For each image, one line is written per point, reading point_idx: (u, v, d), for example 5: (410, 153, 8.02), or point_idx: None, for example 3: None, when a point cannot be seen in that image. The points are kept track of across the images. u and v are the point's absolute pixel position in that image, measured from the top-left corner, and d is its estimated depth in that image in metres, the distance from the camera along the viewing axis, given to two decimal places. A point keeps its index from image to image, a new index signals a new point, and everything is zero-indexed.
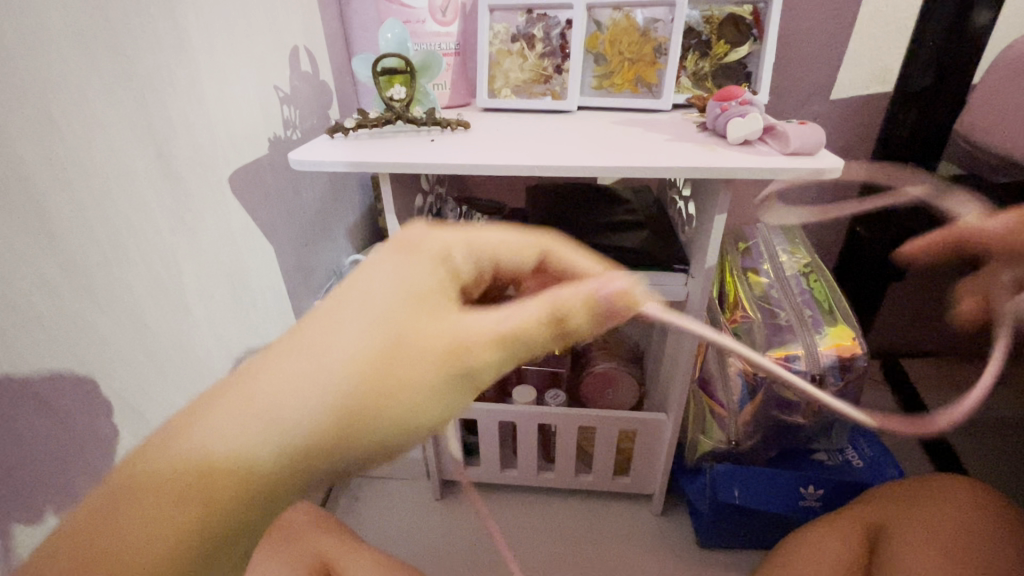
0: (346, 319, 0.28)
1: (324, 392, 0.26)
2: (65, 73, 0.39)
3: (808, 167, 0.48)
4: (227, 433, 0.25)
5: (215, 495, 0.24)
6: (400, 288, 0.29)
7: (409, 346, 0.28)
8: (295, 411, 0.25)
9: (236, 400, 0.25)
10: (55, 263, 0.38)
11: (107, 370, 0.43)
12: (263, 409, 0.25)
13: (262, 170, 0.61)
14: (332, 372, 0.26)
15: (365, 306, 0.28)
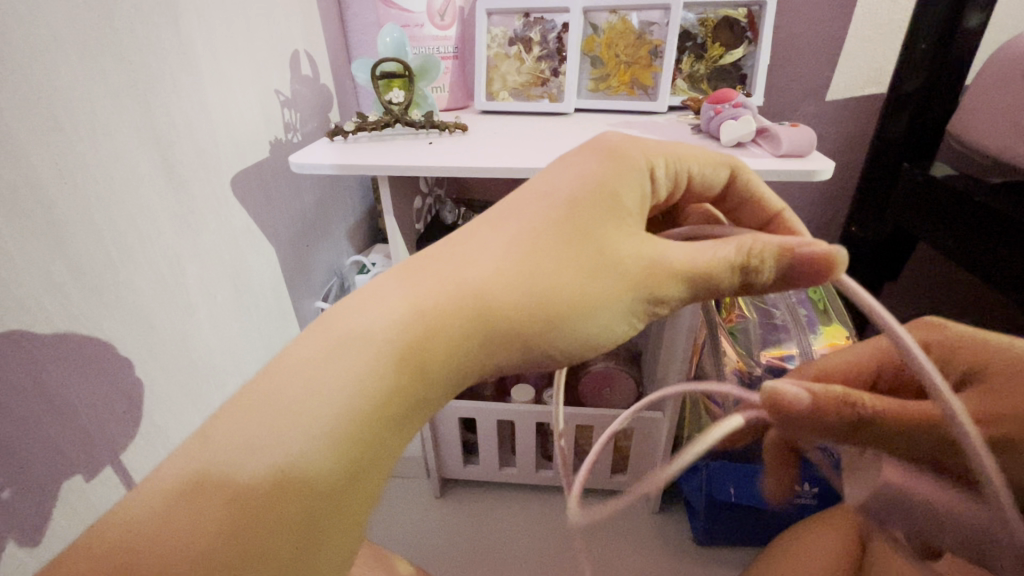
0: (538, 227, 0.31)
1: (520, 297, 0.30)
2: (72, 80, 0.40)
3: (799, 169, 0.49)
4: (432, 320, 0.29)
5: (400, 372, 0.28)
6: (596, 199, 0.31)
7: (603, 259, 0.31)
8: (493, 307, 0.30)
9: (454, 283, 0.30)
10: (63, 266, 0.39)
11: (113, 370, 0.44)
12: (471, 297, 0.30)
13: (263, 173, 0.62)
14: (531, 279, 0.30)
15: (569, 215, 0.31)
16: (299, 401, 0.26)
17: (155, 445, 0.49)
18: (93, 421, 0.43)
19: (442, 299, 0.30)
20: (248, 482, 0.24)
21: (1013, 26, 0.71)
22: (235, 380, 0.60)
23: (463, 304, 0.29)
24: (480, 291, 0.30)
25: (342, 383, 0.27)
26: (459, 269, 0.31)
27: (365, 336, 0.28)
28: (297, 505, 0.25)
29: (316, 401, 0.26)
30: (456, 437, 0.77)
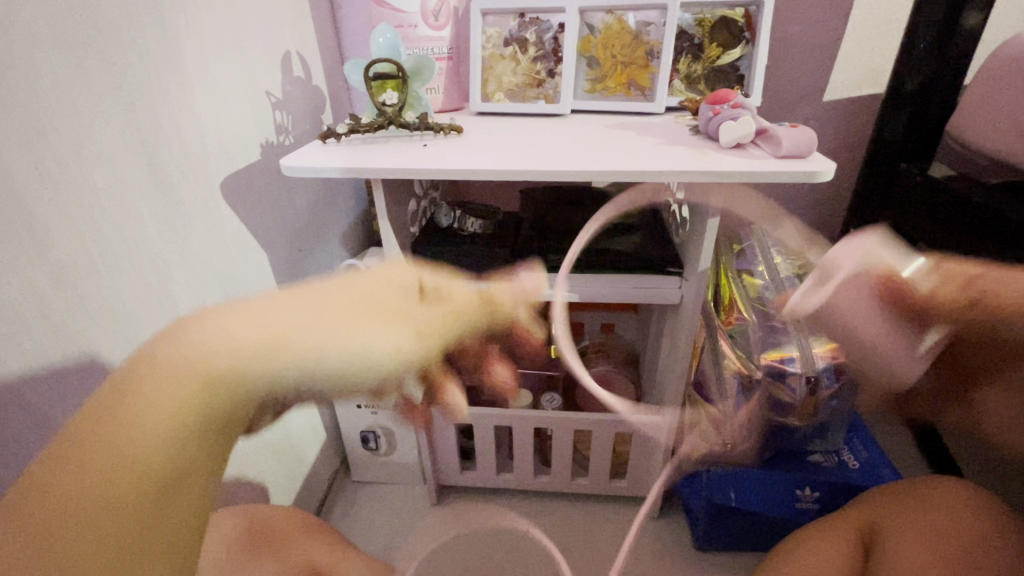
0: (300, 295, 0.35)
1: (304, 329, 0.32)
2: (53, 82, 0.38)
3: (801, 170, 0.48)
4: (210, 349, 0.29)
5: (201, 394, 0.28)
6: (352, 296, 0.36)
7: (369, 311, 0.35)
8: (280, 336, 0.31)
9: (224, 322, 0.31)
10: (44, 274, 0.38)
11: (96, 379, 0.43)
12: (269, 333, 0.31)
13: (254, 176, 0.61)
14: (309, 318, 0.32)
15: (322, 294, 0.35)
16: (123, 435, 0.26)
17: None
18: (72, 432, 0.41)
19: (237, 333, 0.30)
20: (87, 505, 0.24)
21: (1010, 25, 0.70)
22: None
23: (253, 342, 0.30)
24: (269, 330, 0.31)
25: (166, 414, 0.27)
26: (225, 319, 0.31)
27: (171, 366, 0.28)
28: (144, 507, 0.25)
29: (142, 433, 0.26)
30: (451, 442, 0.76)
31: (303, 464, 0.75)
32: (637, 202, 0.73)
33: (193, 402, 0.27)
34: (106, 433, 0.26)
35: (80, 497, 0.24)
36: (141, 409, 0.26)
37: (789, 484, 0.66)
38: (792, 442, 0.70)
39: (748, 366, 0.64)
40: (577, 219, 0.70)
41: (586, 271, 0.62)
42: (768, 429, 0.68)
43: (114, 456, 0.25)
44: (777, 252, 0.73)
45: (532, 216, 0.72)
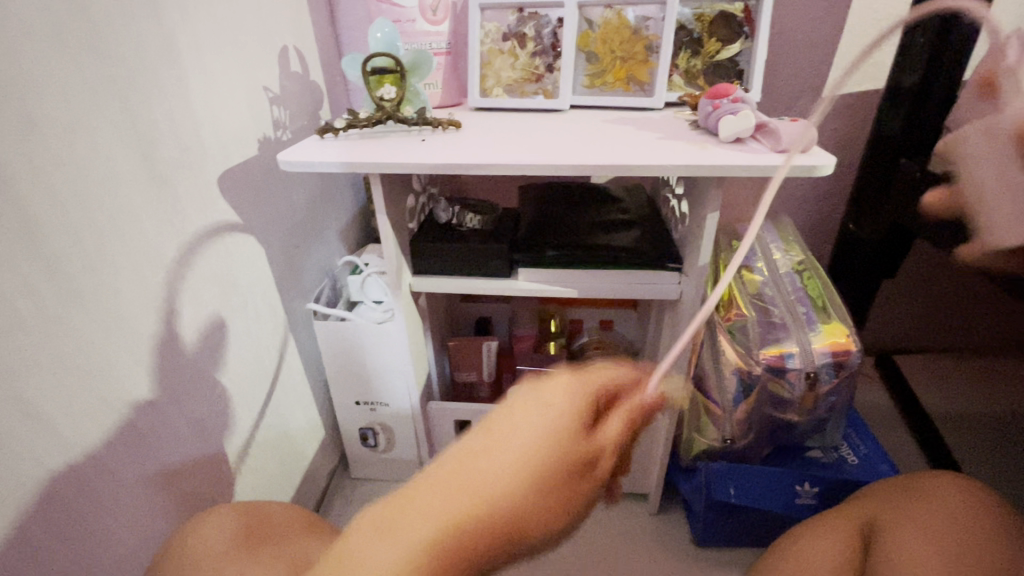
0: (517, 433, 0.42)
1: (507, 493, 0.39)
2: (47, 76, 0.38)
3: (800, 163, 0.48)
4: (436, 516, 0.38)
5: (431, 544, 0.38)
6: (543, 429, 0.42)
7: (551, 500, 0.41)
8: (482, 511, 0.39)
9: (467, 466, 0.40)
10: (38, 268, 0.38)
11: (94, 374, 0.42)
12: (472, 500, 0.39)
13: (251, 171, 0.60)
14: (514, 475, 0.40)
15: (520, 452, 0.41)
16: (459, 480, 0.40)
17: (144, 452, 0.47)
18: (74, 431, 0.41)
19: (456, 501, 0.39)
20: (417, 518, 0.39)
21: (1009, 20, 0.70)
22: (225, 385, 0.58)
23: (469, 503, 0.39)
24: (483, 494, 0.39)
25: (481, 467, 0.40)
26: (468, 468, 0.40)
27: (415, 504, 0.39)
28: (428, 542, 0.38)
29: (484, 502, 0.39)
30: (450, 439, 0.76)
31: (302, 462, 0.75)
32: (636, 198, 0.73)
33: (520, 478, 0.40)
34: (461, 470, 0.40)
35: (418, 504, 0.39)
36: (481, 461, 0.40)
37: (788, 480, 0.66)
38: (791, 437, 0.70)
39: (747, 362, 0.63)
40: (576, 215, 0.70)
41: (585, 266, 0.62)
42: (767, 425, 0.68)
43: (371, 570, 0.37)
44: (776, 248, 0.72)
45: (532, 211, 0.71)
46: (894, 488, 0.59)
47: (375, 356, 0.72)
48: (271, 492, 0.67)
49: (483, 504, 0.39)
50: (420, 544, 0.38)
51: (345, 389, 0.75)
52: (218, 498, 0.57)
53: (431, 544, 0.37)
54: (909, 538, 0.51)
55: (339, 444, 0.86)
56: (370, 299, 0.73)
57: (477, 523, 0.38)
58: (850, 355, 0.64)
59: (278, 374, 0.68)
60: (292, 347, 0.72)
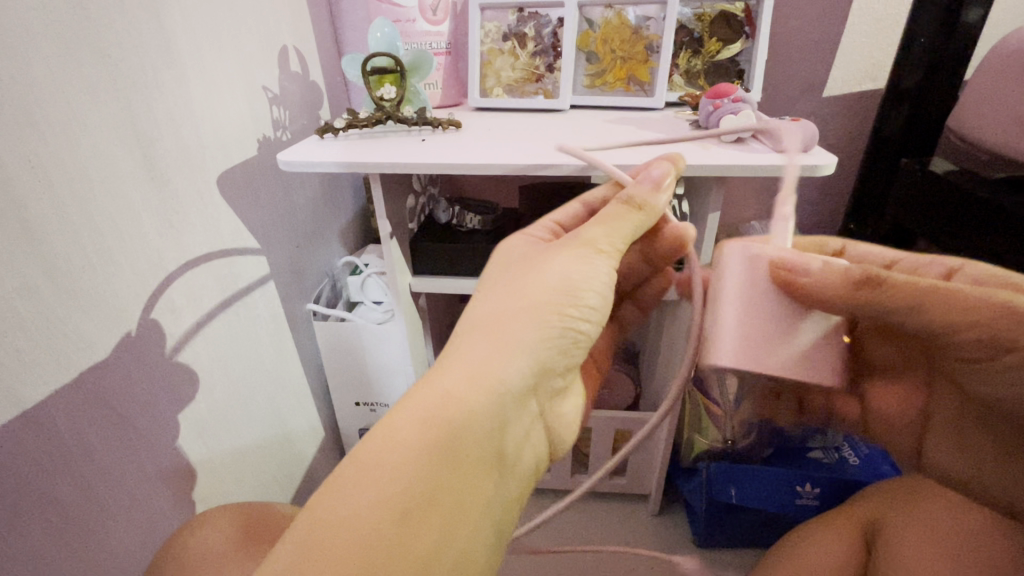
0: (494, 321, 0.34)
1: (493, 371, 0.32)
2: (47, 76, 0.38)
3: (801, 163, 0.48)
4: (400, 454, 0.29)
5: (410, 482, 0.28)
6: (526, 303, 0.35)
7: (534, 316, 0.34)
8: (463, 412, 0.31)
9: (432, 386, 0.32)
10: (36, 269, 0.37)
11: (92, 376, 0.42)
12: (446, 414, 0.30)
13: (251, 171, 0.60)
14: (509, 309, 0.35)
15: (501, 307, 0.35)
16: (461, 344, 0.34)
17: (143, 454, 0.47)
18: (74, 432, 0.41)
19: (426, 427, 0.30)
20: (433, 407, 0.31)
21: (1009, 20, 0.70)
22: (225, 385, 0.58)
23: (444, 425, 0.30)
24: (470, 384, 0.32)
25: (484, 322, 0.35)
26: (434, 386, 0.32)
27: (380, 443, 0.29)
28: (440, 420, 0.30)
29: (486, 385, 0.32)
30: None
31: (301, 464, 0.74)
32: None
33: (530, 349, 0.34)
34: (465, 344, 0.34)
35: (419, 399, 0.31)
36: (513, 324, 0.34)
37: (790, 480, 0.66)
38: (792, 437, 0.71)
39: None
40: None
41: None
42: (770, 425, 0.68)
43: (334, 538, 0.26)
44: None
45: (532, 212, 0.71)
46: (899, 487, 0.58)
47: (375, 357, 0.72)
48: (270, 493, 0.67)
49: (504, 372, 0.33)
50: (428, 423, 0.30)
51: (346, 390, 0.75)
52: (218, 499, 0.57)
53: (442, 414, 0.30)
54: (910, 541, 0.51)
55: (338, 445, 0.86)
56: (370, 299, 0.73)
57: (497, 393, 0.32)
58: None
59: (278, 375, 0.68)
60: (292, 347, 0.71)
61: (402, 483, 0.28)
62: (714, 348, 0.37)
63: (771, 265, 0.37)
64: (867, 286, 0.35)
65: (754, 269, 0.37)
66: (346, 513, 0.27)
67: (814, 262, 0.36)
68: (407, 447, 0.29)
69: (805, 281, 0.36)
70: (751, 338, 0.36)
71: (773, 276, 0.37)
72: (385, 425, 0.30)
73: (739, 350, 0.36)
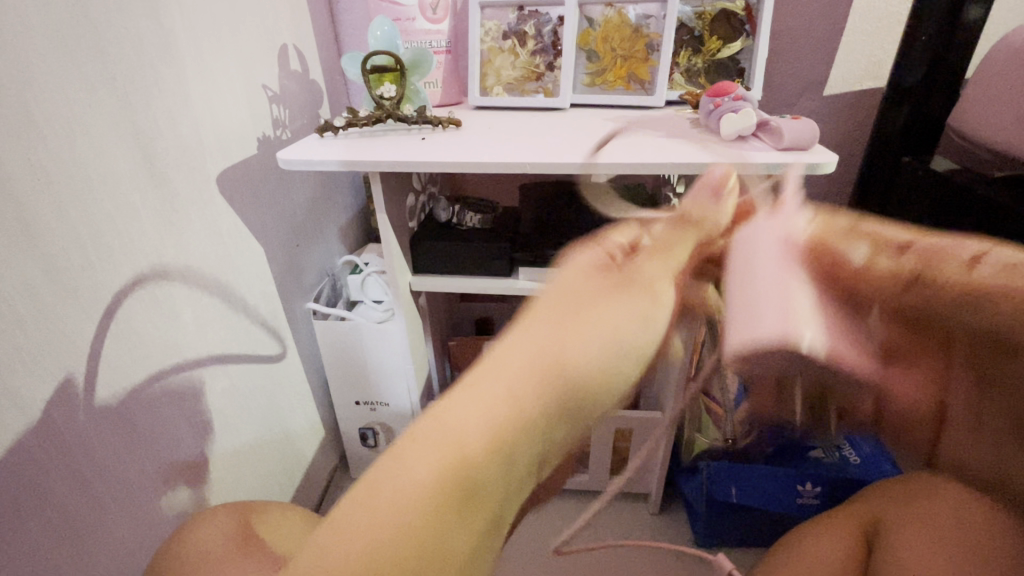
0: (558, 300, 0.28)
1: (566, 357, 0.25)
2: (46, 75, 0.38)
3: (802, 162, 0.48)
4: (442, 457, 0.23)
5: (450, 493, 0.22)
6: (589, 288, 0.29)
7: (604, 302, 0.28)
8: (529, 406, 0.24)
9: (489, 370, 0.25)
10: (36, 267, 0.37)
11: (92, 375, 0.42)
12: (511, 409, 0.24)
13: (251, 170, 0.60)
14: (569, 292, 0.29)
15: (565, 289, 0.29)
16: (535, 334, 0.26)
17: (143, 452, 0.47)
18: (75, 431, 0.41)
19: (482, 424, 0.23)
20: (493, 399, 0.24)
21: (1010, 19, 0.70)
22: (225, 384, 0.58)
23: (502, 424, 0.23)
24: (536, 370, 0.25)
25: (569, 317, 0.27)
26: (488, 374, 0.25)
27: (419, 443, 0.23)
28: (495, 455, 0.23)
29: (558, 423, 0.25)
30: None
31: (301, 462, 0.74)
32: (636, 197, 0.73)
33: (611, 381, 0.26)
34: (543, 349, 0.25)
35: (473, 408, 0.24)
36: (600, 339, 0.27)
37: (790, 478, 0.66)
38: None
39: None
40: (575, 214, 0.70)
41: None
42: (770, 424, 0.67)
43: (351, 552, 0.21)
44: None
45: (532, 211, 0.71)
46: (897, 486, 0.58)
47: (376, 356, 0.72)
48: (271, 492, 0.67)
49: (578, 408, 0.25)
50: (484, 454, 0.23)
51: (346, 389, 0.75)
52: (217, 498, 0.57)
53: (500, 450, 0.23)
54: (911, 540, 0.51)
55: (338, 443, 0.86)
56: (370, 298, 0.73)
57: (558, 434, 0.25)
58: None
59: (278, 374, 0.68)
60: (292, 346, 0.71)
61: (430, 529, 0.22)
62: (774, 320, 0.28)
63: (817, 249, 0.30)
64: (916, 287, 0.28)
65: (789, 250, 0.30)
66: (372, 522, 0.22)
67: (861, 250, 0.29)
68: (447, 480, 0.22)
69: (848, 266, 0.29)
70: (817, 321, 0.28)
71: (814, 261, 0.30)
72: (429, 428, 0.24)
73: (813, 321, 0.28)
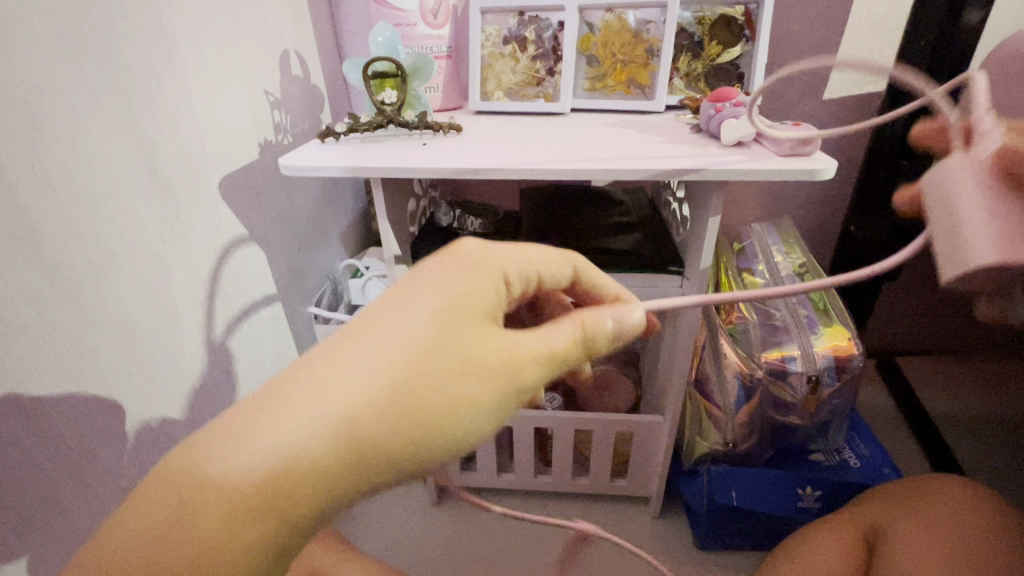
0: (438, 285, 0.30)
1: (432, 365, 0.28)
2: (49, 81, 0.38)
3: (802, 168, 0.48)
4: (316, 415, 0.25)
5: (341, 452, 0.26)
6: (466, 292, 0.30)
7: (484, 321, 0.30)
8: (407, 384, 0.27)
9: (369, 336, 0.28)
10: (39, 273, 0.38)
11: (95, 382, 0.42)
12: (394, 385, 0.27)
13: (252, 175, 0.60)
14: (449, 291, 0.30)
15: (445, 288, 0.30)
16: (457, 289, 0.30)
17: (144, 457, 0.47)
18: (74, 436, 0.41)
19: (358, 387, 0.26)
20: (366, 377, 0.27)
21: (1009, 23, 0.71)
22: (225, 389, 0.58)
23: (362, 408, 0.26)
24: (399, 356, 0.27)
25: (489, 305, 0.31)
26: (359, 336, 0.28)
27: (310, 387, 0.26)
28: (393, 409, 0.27)
29: (445, 405, 0.28)
30: None
31: None
32: (637, 201, 0.74)
33: (499, 381, 0.29)
34: (457, 320, 0.29)
35: (381, 345, 0.27)
36: (500, 334, 0.30)
37: (791, 482, 0.66)
38: (792, 439, 0.70)
39: (749, 364, 0.64)
40: (576, 219, 0.70)
41: None
42: (770, 427, 0.67)
43: (229, 468, 0.24)
44: (777, 251, 0.73)
45: (533, 215, 0.72)
46: (898, 489, 0.58)
47: None
48: None
49: (464, 406, 0.28)
50: (378, 397, 0.26)
51: None
52: None
53: (399, 403, 0.27)
54: (908, 540, 0.52)
55: None
56: (371, 302, 0.73)
57: (437, 435, 0.28)
58: (852, 358, 0.64)
59: (279, 378, 0.68)
60: (293, 350, 0.72)
61: (318, 442, 0.25)
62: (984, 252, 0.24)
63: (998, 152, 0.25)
64: None
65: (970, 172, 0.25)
66: (249, 446, 0.25)
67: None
68: (344, 410, 0.26)
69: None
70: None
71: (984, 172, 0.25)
72: (302, 385, 0.26)
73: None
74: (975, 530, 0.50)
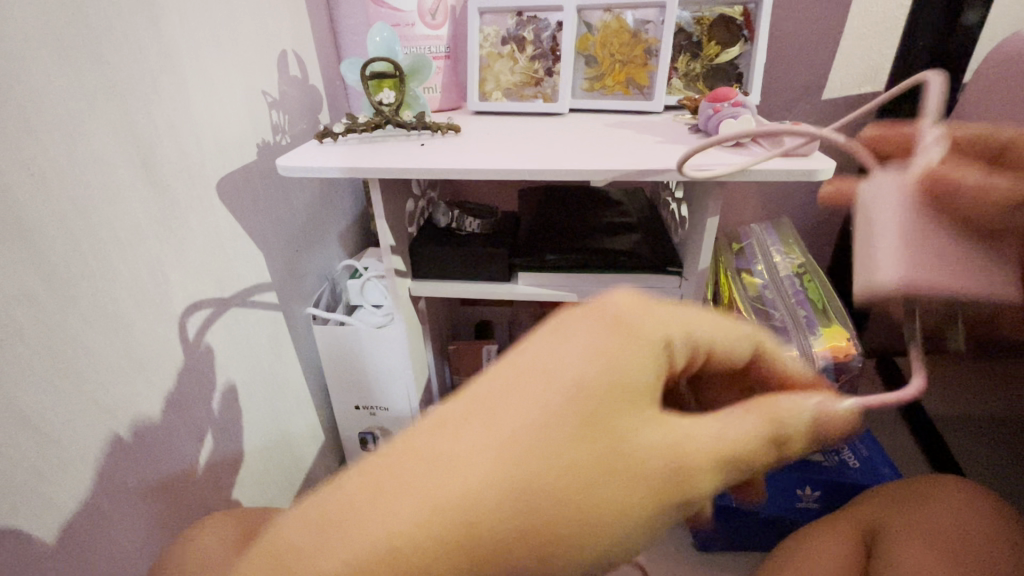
0: (578, 356, 0.24)
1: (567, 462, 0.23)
2: (45, 84, 0.38)
3: (800, 168, 0.48)
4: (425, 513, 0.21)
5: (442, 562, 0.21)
6: (617, 363, 0.25)
7: (641, 403, 0.25)
8: (530, 493, 0.22)
9: (495, 418, 0.23)
10: (36, 276, 0.38)
11: (93, 385, 0.42)
12: (511, 481, 0.22)
13: (250, 176, 0.60)
14: (595, 357, 0.24)
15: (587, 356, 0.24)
16: (607, 364, 0.24)
17: (143, 460, 0.47)
18: (73, 438, 0.41)
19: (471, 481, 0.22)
20: (481, 467, 0.22)
21: (1008, 23, 0.71)
22: (224, 390, 0.58)
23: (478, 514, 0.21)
24: (524, 447, 0.22)
25: (652, 382, 0.25)
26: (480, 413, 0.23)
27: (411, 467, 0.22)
28: (514, 516, 0.22)
29: (596, 512, 0.23)
30: None
31: (301, 468, 0.75)
32: (636, 202, 0.74)
33: (654, 482, 0.24)
34: (609, 403, 0.24)
35: (503, 429, 0.23)
36: (655, 422, 0.25)
37: (792, 477, 0.67)
38: None
39: None
40: (575, 219, 0.70)
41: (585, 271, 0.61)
42: None
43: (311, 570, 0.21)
44: (776, 252, 0.73)
45: (532, 215, 0.71)
46: (899, 489, 0.58)
47: (375, 361, 0.72)
48: (270, 497, 0.67)
49: (620, 512, 0.24)
50: (498, 491, 0.22)
51: (346, 394, 0.75)
52: (217, 505, 0.57)
53: (522, 507, 0.22)
54: (908, 539, 0.52)
55: (338, 448, 0.86)
56: (370, 303, 0.73)
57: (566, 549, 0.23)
58: (851, 358, 0.62)
59: (278, 379, 0.68)
60: (292, 352, 0.71)
61: (418, 550, 0.21)
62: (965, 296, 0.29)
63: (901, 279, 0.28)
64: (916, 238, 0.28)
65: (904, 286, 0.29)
66: (347, 534, 0.21)
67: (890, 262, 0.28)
68: (455, 507, 0.21)
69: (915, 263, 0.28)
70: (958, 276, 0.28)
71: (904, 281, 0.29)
72: (409, 470, 0.22)
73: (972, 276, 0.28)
74: (975, 530, 0.50)
